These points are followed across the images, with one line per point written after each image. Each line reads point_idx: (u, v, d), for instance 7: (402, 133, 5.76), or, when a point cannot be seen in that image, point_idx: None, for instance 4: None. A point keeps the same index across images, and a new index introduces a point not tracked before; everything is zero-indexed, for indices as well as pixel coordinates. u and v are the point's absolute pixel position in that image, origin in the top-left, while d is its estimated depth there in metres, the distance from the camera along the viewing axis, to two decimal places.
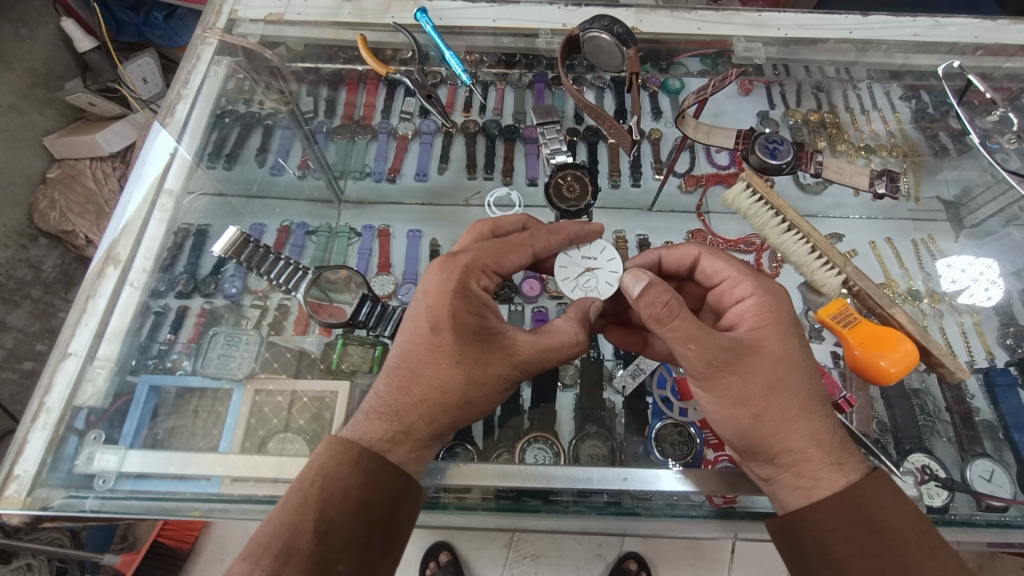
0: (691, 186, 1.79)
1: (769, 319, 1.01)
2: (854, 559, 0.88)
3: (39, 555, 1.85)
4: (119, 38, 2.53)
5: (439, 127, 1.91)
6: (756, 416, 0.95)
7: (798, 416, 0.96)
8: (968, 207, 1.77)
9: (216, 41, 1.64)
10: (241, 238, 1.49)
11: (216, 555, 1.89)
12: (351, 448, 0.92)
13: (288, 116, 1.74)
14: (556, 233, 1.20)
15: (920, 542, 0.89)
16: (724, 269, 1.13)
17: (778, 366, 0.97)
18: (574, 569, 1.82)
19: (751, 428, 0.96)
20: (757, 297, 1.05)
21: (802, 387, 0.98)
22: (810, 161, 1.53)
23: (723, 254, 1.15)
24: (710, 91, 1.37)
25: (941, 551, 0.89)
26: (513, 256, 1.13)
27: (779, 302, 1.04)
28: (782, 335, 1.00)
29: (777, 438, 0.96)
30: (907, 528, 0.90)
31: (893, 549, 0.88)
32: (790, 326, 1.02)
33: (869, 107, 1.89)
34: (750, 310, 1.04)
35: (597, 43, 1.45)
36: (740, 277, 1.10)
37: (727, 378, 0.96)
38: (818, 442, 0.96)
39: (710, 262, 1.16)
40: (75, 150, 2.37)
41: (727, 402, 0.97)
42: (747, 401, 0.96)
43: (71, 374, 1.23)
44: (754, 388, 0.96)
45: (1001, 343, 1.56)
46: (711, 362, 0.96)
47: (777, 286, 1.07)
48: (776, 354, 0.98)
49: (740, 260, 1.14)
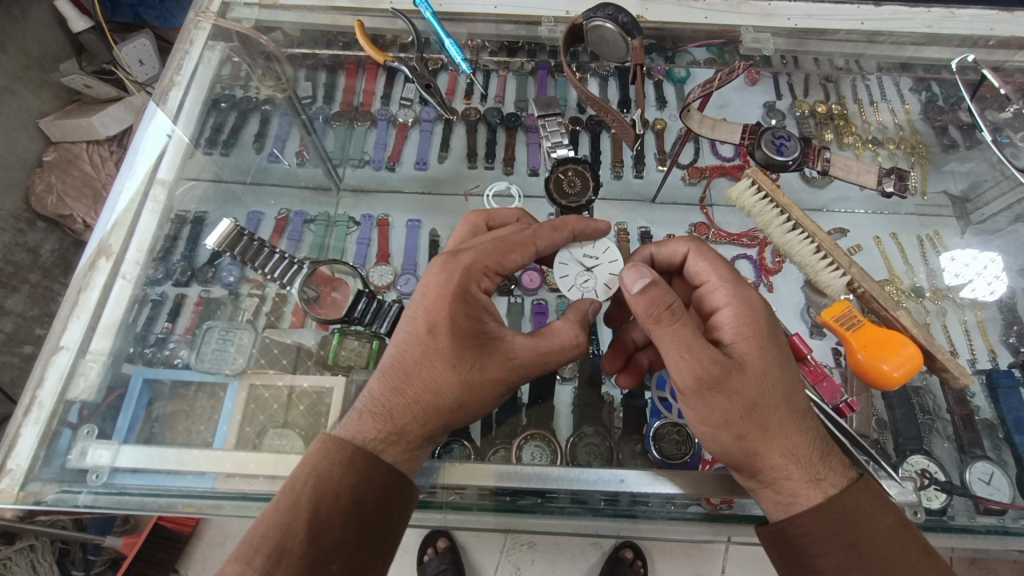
0: (694, 178, 1.76)
1: (748, 332, 0.98)
2: (834, 572, 0.89)
3: (42, 536, 1.83)
4: (114, 19, 2.47)
5: (439, 115, 1.86)
6: (739, 437, 0.94)
7: (779, 433, 0.95)
8: (975, 202, 1.72)
9: (209, 26, 1.59)
10: (235, 231, 1.47)
11: (216, 539, 1.90)
12: (344, 447, 0.91)
13: (286, 105, 1.68)
14: (560, 229, 1.16)
15: (900, 557, 0.89)
16: (705, 272, 1.09)
17: (762, 385, 0.94)
18: (571, 557, 1.84)
19: (734, 447, 0.96)
20: (734, 308, 1.01)
21: (783, 402, 0.95)
22: (818, 158, 1.51)
23: (708, 255, 1.09)
24: (715, 86, 1.30)
25: (920, 564, 0.88)
26: (517, 254, 1.09)
27: (758, 312, 1.01)
28: (764, 350, 0.97)
29: (759, 457, 0.95)
30: (888, 541, 0.89)
31: (872, 564, 0.88)
32: (769, 339, 0.98)
33: (878, 99, 1.84)
34: (727, 321, 1.01)
35: (601, 32, 1.41)
36: (721, 282, 1.06)
37: (714, 398, 0.93)
38: (796, 459, 0.95)
39: (693, 263, 1.11)
40: (71, 134, 2.33)
41: (712, 422, 0.95)
42: (732, 422, 0.94)
43: (63, 368, 1.22)
44: (739, 408, 0.93)
45: (1004, 342, 1.55)
46: (701, 378, 0.93)
47: (755, 295, 1.04)
48: (759, 372, 0.95)
49: (725, 262, 1.09)
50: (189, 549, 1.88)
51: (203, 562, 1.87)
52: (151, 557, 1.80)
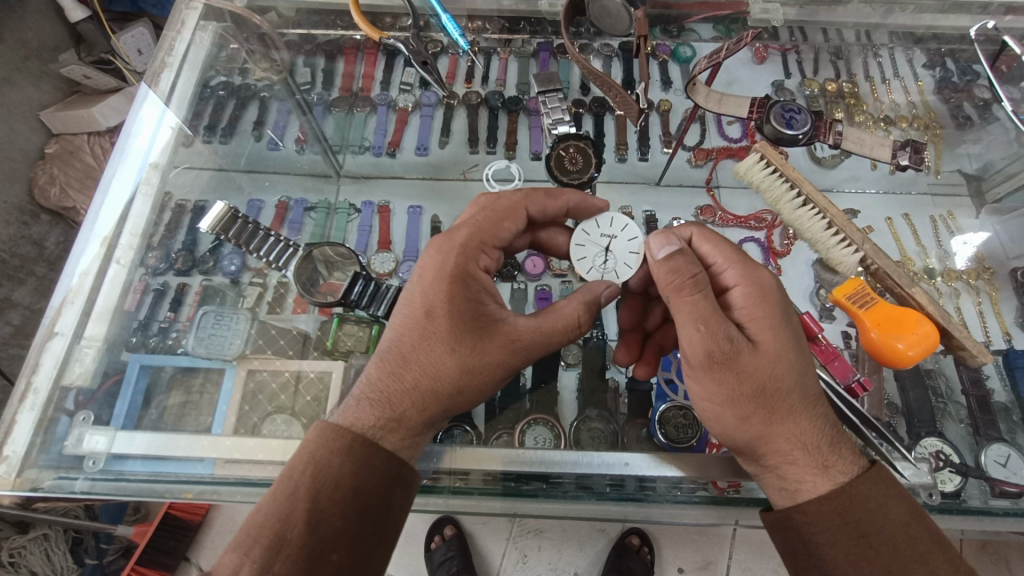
0: (700, 160, 1.71)
1: (758, 312, 0.96)
2: (840, 563, 0.86)
3: (55, 525, 1.83)
4: (111, 7, 2.41)
5: (439, 99, 1.84)
6: (742, 419, 0.92)
7: (786, 417, 0.92)
8: (991, 181, 1.67)
9: (201, 6, 1.54)
10: (230, 212, 1.46)
11: (226, 527, 1.90)
12: (342, 435, 0.89)
13: (281, 87, 1.64)
14: (554, 197, 1.16)
15: (911, 547, 0.86)
16: (710, 254, 1.04)
17: (775, 367, 0.92)
18: (577, 544, 1.82)
19: (737, 430, 0.93)
20: (745, 287, 0.99)
21: (795, 387, 0.92)
22: (829, 132, 1.44)
23: (712, 238, 1.04)
24: (723, 56, 1.25)
25: (932, 556, 0.85)
26: (509, 222, 1.09)
27: (771, 292, 0.98)
28: (777, 331, 0.94)
29: (762, 441, 0.93)
30: (898, 531, 0.86)
31: (880, 554, 0.85)
32: (783, 321, 0.95)
33: (891, 77, 1.79)
34: (739, 300, 0.98)
35: (602, 4, 1.38)
36: (728, 263, 1.02)
37: (723, 374, 0.90)
38: (804, 446, 0.92)
39: (695, 247, 1.06)
40: (73, 125, 2.31)
41: (716, 400, 0.93)
42: (737, 402, 0.91)
43: (58, 353, 1.20)
44: (746, 388, 0.90)
45: (1018, 324, 1.52)
46: (712, 353, 0.90)
47: (768, 277, 1.00)
48: (773, 353, 0.92)
49: (730, 244, 1.04)
50: (199, 537, 1.88)
51: (213, 549, 1.87)
52: (161, 546, 1.80)
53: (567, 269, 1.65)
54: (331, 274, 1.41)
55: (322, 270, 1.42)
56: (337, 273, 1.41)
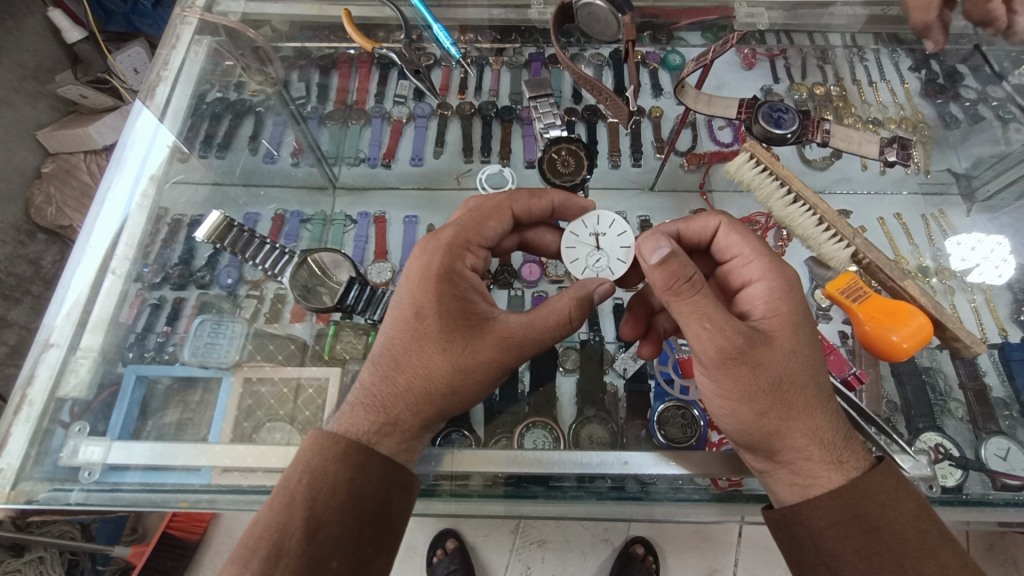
0: (693, 165, 1.73)
1: (781, 308, 0.96)
2: (851, 558, 0.85)
3: (51, 547, 1.80)
4: (108, 28, 2.45)
5: (433, 111, 1.87)
6: (759, 414, 0.91)
7: (802, 412, 0.92)
8: (980, 178, 1.68)
9: (195, 20, 1.56)
10: (225, 222, 1.48)
11: (225, 545, 1.88)
12: (337, 442, 0.88)
13: (276, 100, 1.69)
14: (538, 197, 1.18)
15: (921, 542, 0.85)
16: (739, 244, 1.08)
17: (790, 362, 0.92)
18: (580, 554, 1.80)
19: (754, 426, 0.92)
20: (767, 282, 0.99)
21: (810, 381, 0.93)
22: (817, 130, 1.46)
23: (740, 228, 1.09)
24: (711, 57, 1.27)
25: (942, 550, 0.85)
26: (494, 222, 1.11)
27: (794, 286, 0.99)
28: (796, 330, 0.94)
29: (779, 437, 0.91)
30: (909, 525, 0.86)
31: (891, 548, 0.84)
32: (803, 316, 0.96)
33: (877, 79, 1.81)
34: (761, 295, 0.99)
35: (591, 10, 1.39)
36: (754, 255, 1.04)
37: (738, 369, 0.90)
38: (819, 439, 0.92)
39: (724, 236, 1.10)
40: (70, 144, 2.32)
41: (733, 397, 0.92)
42: (754, 397, 0.90)
43: (53, 365, 1.20)
44: (763, 383, 0.90)
45: (1014, 319, 1.51)
46: (724, 350, 0.90)
47: (793, 271, 1.01)
48: (790, 348, 0.93)
49: (758, 236, 1.07)
50: (197, 556, 1.85)
51: (212, 567, 1.85)
52: (160, 567, 1.76)
53: (563, 275, 1.66)
54: (320, 296, 1.37)
55: (325, 296, 1.37)
56: (326, 295, 1.37)
